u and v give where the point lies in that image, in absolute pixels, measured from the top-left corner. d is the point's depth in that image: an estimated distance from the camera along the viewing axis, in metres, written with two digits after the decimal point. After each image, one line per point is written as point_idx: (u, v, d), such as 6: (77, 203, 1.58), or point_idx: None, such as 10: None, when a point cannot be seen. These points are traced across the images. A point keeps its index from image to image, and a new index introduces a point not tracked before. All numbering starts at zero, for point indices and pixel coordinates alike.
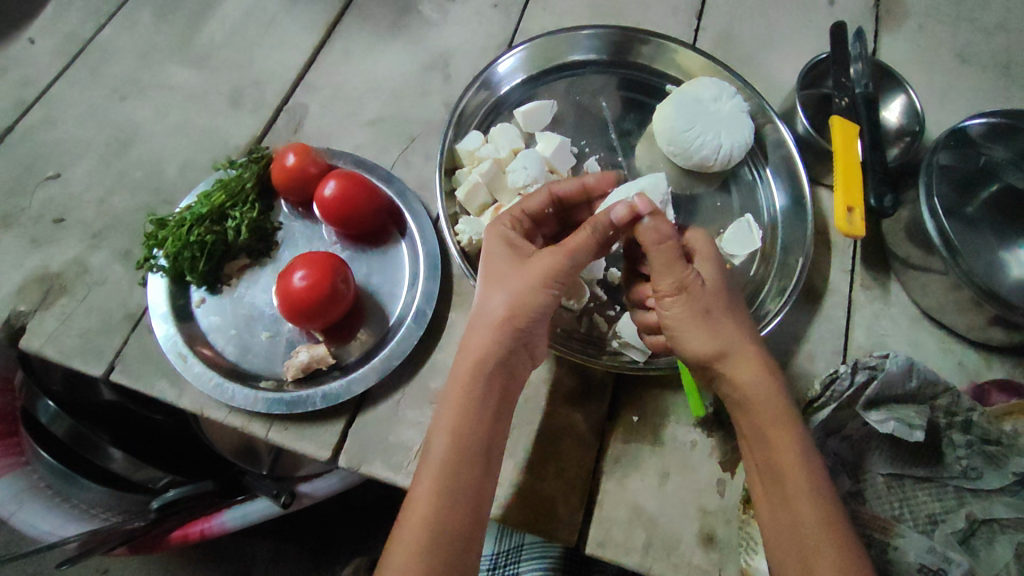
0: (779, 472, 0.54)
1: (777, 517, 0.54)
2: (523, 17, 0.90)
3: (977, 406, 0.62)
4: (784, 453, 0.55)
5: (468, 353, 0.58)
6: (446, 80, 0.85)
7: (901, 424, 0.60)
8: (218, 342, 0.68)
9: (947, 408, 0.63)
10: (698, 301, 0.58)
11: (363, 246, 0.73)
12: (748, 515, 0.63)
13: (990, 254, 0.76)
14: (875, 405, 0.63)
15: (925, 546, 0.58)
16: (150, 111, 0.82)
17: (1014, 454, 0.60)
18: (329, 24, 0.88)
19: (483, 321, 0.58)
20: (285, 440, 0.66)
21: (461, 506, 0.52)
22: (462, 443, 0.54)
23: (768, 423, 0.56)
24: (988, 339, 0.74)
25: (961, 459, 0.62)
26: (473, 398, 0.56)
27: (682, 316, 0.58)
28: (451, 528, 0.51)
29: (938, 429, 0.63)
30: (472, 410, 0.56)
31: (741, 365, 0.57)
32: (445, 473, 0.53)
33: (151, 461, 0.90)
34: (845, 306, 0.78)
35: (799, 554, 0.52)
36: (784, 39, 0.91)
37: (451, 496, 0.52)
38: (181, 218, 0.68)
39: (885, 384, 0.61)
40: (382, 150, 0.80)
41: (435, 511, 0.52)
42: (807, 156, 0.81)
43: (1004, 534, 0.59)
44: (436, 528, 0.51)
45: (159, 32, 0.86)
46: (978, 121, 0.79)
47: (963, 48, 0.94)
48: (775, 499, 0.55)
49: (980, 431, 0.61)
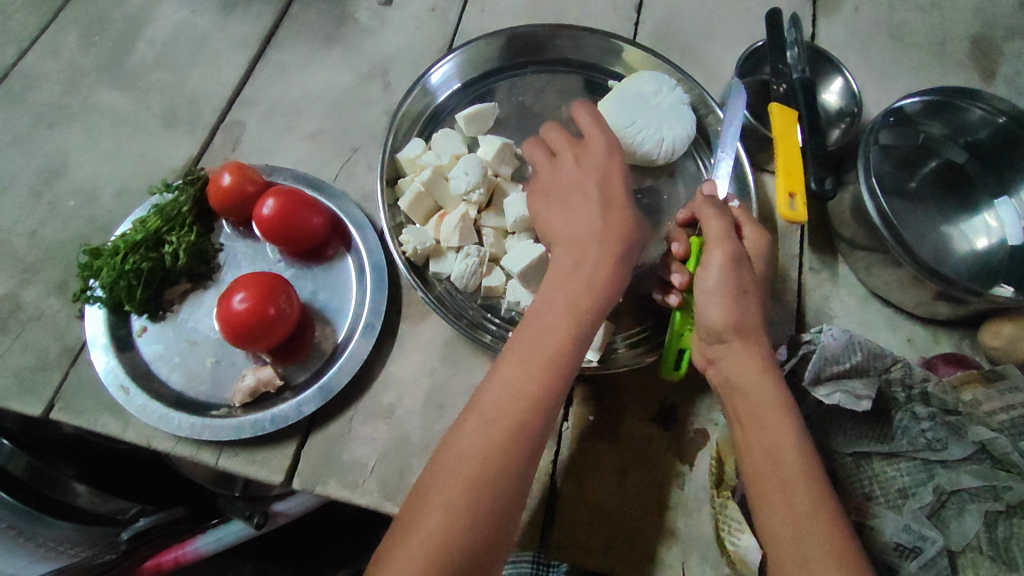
0: (776, 458, 0.52)
1: (778, 503, 0.50)
2: (461, 20, 0.89)
3: (930, 377, 0.64)
4: (782, 442, 0.52)
5: (546, 323, 0.56)
6: (385, 89, 0.84)
7: (848, 395, 0.62)
8: (162, 371, 0.66)
9: (901, 382, 0.64)
10: (745, 279, 0.58)
11: (308, 263, 0.72)
12: (722, 499, 0.63)
13: (930, 230, 0.78)
14: (823, 380, 0.64)
15: (900, 525, 0.59)
16: (81, 137, 0.80)
17: (972, 423, 0.62)
18: (263, 38, 0.86)
19: (570, 288, 0.57)
20: (235, 467, 0.65)
21: (512, 488, 0.51)
22: (526, 422, 0.52)
23: (767, 410, 0.54)
24: (935, 314, 0.75)
25: (925, 432, 0.62)
26: (553, 374, 0.54)
27: (723, 287, 0.57)
28: (481, 514, 0.49)
29: (896, 402, 0.64)
30: (546, 383, 0.53)
31: (743, 350, 0.56)
32: (500, 454, 0.51)
33: (118, 494, 0.88)
34: (795, 291, 0.78)
35: (793, 541, 0.49)
36: (722, 28, 0.92)
37: (503, 478, 0.50)
38: (115, 246, 0.66)
39: (824, 358, 0.64)
40: (324, 163, 0.79)
41: (473, 491, 0.49)
42: (750, 143, 0.81)
43: (974, 503, 0.59)
44: (472, 513, 0.48)
45: (86, 55, 0.84)
46: (915, 100, 0.78)
47: (899, 27, 0.95)
48: (770, 488, 0.51)
49: (938, 401, 0.63)
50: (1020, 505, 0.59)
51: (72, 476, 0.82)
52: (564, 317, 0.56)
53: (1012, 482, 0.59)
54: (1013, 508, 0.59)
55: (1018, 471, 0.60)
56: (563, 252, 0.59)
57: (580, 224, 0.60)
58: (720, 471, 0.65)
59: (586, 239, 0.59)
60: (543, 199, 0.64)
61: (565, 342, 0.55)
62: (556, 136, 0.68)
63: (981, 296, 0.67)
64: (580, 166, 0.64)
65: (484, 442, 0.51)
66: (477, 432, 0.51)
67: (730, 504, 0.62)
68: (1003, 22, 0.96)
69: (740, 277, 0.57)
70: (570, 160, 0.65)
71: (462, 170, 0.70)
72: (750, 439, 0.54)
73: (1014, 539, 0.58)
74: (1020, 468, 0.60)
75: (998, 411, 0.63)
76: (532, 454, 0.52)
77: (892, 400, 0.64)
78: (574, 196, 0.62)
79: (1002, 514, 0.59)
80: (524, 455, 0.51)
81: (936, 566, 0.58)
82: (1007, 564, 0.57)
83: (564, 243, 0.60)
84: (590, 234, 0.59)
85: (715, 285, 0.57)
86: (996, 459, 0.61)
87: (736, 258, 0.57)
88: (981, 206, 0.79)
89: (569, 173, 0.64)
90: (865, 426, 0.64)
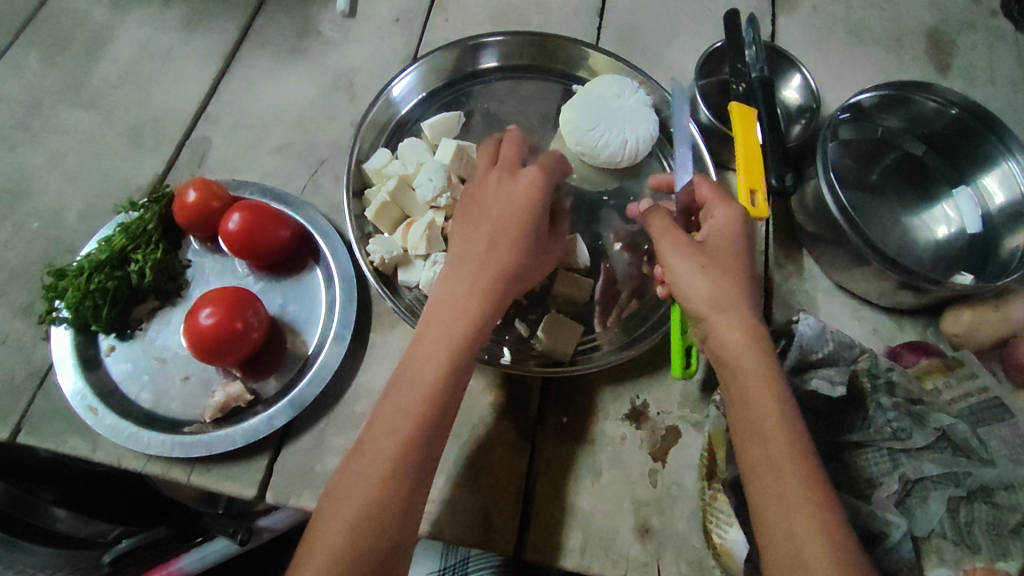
0: (763, 438, 0.50)
1: (768, 481, 0.49)
2: (425, 30, 0.90)
3: (894, 367, 0.65)
4: (773, 421, 0.51)
5: (431, 342, 0.56)
6: (351, 100, 0.84)
7: (825, 381, 0.63)
8: (132, 390, 0.66)
9: (868, 372, 0.65)
10: (712, 258, 0.57)
11: (276, 276, 0.72)
12: (713, 491, 0.61)
13: (892, 222, 0.79)
14: (801, 368, 0.66)
15: (865, 511, 0.59)
16: (44, 157, 0.79)
17: (934, 412, 0.64)
18: (228, 53, 0.86)
19: (456, 310, 0.57)
20: (207, 483, 0.64)
21: (391, 534, 0.50)
22: (411, 448, 0.52)
23: (757, 390, 0.52)
24: (899, 303, 0.77)
25: (891, 422, 0.63)
26: (434, 397, 0.54)
27: (693, 262, 0.57)
28: (369, 544, 0.49)
29: (866, 394, 0.64)
30: (428, 410, 0.53)
31: (727, 327, 0.54)
32: (384, 485, 0.51)
33: (101, 515, 0.84)
34: (762, 286, 0.79)
35: (784, 514, 0.48)
36: (683, 30, 0.93)
37: (387, 507, 0.50)
38: (80, 266, 0.66)
39: (802, 347, 0.65)
40: (290, 177, 0.79)
41: (356, 528, 0.49)
42: (712, 142, 0.82)
43: (936, 489, 0.60)
44: (359, 549, 0.49)
45: (48, 76, 0.84)
46: (872, 94, 0.79)
47: (857, 24, 0.97)
48: (765, 473, 0.49)
49: (903, 391, 0.65)
50: (980, 489, 0.60)
51: (52, 501, 0.78)
52: (446, 328, 0.56)
53: (972, 468, 0.60)
54: (974, 494, 0.60)
55: (977, 457, 0.61)
56: (452, 272, 0.59)
57: (476, 247, 0.60)
58: (712, 460, 0.63)
59: (472, 268, 0.59)
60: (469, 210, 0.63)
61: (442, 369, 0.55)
62: (508, 152, 0.65)
63: (940, 284, 0.68)
64: (501, 186, 0.62)
65: (373, 470, 0.51)
66: (376, 451, 0.52)
67: (720, 496, 0.61)
68: (956, 16, 0.99)
69: (713, 263, 0.57)
70: (498, 179, 0.63)
71: (426, 177, 0.71)
72: (745, 420, 0.52)
73: (976, 523, 0.59)
74: (978, 454, 0.61)
75: (957, 399, 0.65)
76: (417, 478, 0.52)
77: (863, 392, 0.64)
78: (482, 220, 0.61)
79: (963, 499, 0.59)
80: (407, 483, 0.51)
81: (899, 551, 0.57)
82: (969, 548, 0.58)
83: (467, 260, 0.59)
84: (485, 260, 0.59)
85: (682, 265, 0.57)
86: (957, 446, 0.62)
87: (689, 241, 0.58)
88: (941, 195, 0.81)
89: (493, 189, 0.63)
90: (836, 416, 0.64)
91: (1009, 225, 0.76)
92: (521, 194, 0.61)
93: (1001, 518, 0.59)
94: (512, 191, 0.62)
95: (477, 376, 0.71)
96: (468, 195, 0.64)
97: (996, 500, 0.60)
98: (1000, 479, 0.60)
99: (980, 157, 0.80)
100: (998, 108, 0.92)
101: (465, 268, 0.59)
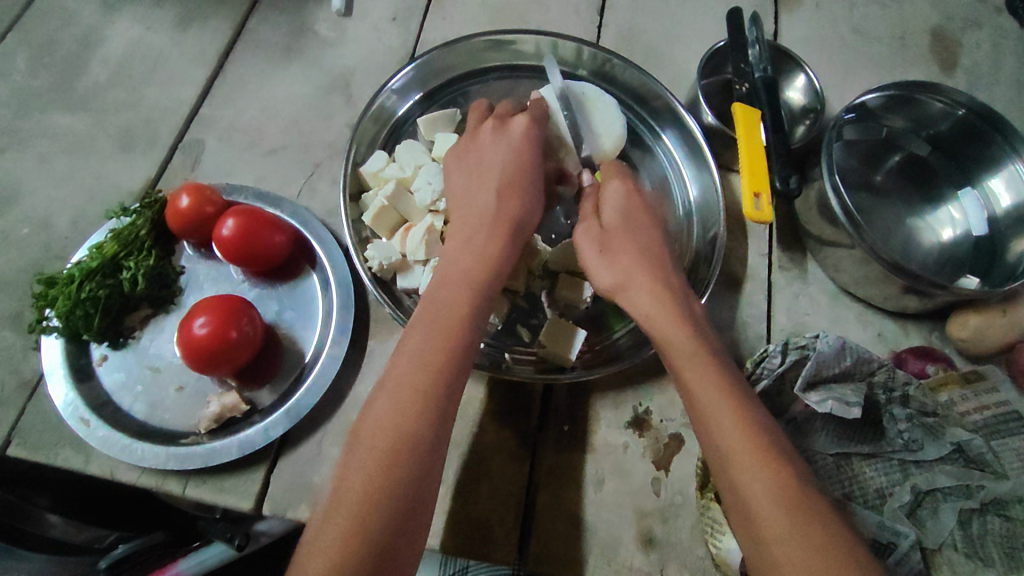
0: (715, 438, 0.49)
1: (745, 516, 0.46)
2: (422, 29, 0.88)
3: (912, 379, 0.63)
4: (726, 422, 0.49)
5: (444, 302, 0.55)
6: (347, 101, 0.82)
7: (839, 402, 0.60)
8: (124, 401, 0.65)
9: (884, 385, 0.63)
10: (612, 241, 0.62)
11: (271, 282, 0.71)
12: (706, 500, 0.63)
13: (897, 224, 0.78)
14: (816, 384, 0.62)
15: (876, 521, 0.58)
16: (33, 162, 0.78)
17: (949, 425, 0.63)
18: (220, 54, 0.85)
19: (467, 273, 0.57)
20: (203, 495, 0.63)
21: (395, 509, 0.46)
22: (424, 409, 0.50)
23: (715, 395, 0.50)
24: (904, 307, 0.76)
25: (903, 433, 0.63)
26: (443, 362, 0.52)
27: (596, 248, 0.62)
28: (386, 507, 0.46)
29: (879, 404, 0.63)
30: (446, 372, 0.51)
31: (658, 316, 0.56)
32: (398, 448, 0.48)
33: (97, 519, 0.79)
34: (765, 290, 0.78)
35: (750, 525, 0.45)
36: (685, 30, 0.92)
37: (410, 465, 0.48)
38: (69, 274, 0.65)
39: (819, 363, 0.62)
40: (286, 180, 0.77)
41: (364, 499, 0.46)
42: (715, 145, 0.81)
43: (947, 502, 0.60)
44: (374, 511, 0.46)
45: (36, 77, 0.82)
46: (877, 95, 0.78)
47: (860, 22, 0.96)
48: (730, 480, 0.47)
49: (918, 403, 0.63)
50: (993, 502, 0.59)
51: (46, 507, 0.73)
52: (457, 292, 0.56)
53: (986, 481, 0.60)
54: (986, 506, 0.59)
55: (991, 470, 0.61)
56: (458, 233, 0.60)
57: (484, 199, 0.61)
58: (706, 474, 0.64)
59: (478, 223, 0.59)
60: (466, 171, 0.64)
61: (453, 328, 0.54)
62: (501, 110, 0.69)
63: (947, 290, 0.67)
64: (495, 142, 0.64)
65: (394, 418, 0.49)
66: (383, 414, 0.49)
67: (714, 505, 0.62)
68: (960, 14, 0.97)
69: (612, 250, 0.62)
70: (494, 137, 0.64)
71: (425, 181, 0.70)
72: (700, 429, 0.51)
73: (989, 535, 0.58)
74: (992, 468, 0.61)
75: (972, 412, 0.64)
76: (432, 446, 0.49)
77: (876, 403, 0.64)
78: (488, 172, 0.62)
79: (976, 512, 0.59)
80: (427, 443, 0.49)
81: (910, 562, 0.57)
82: (981, 560, 0.57)
83: (470, 213, 0.60)
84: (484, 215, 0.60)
85: (588, 255, 0.63)
86: (970, 459, 0.62)
87: (592, 229, 0.64)
88: (945, 198, 0.80)
89: (486, 149, 0.64)
90: (851, 427, 0.63)
91: (1015, 228, 0.75)
92: (515, 148, 0.64)
93: (1016, 532, 0.58)
94: (511, 144, 0.64)
95: (477, 383, 0.70)
96: (460, 155, 0.65)
97: (1010, 513, 0.59)
98: (1013, 493, 0.59)
99: (986, 158, 0.79)
100: (1004, 108, 0.90)
101: (466, 221, 0.60)
